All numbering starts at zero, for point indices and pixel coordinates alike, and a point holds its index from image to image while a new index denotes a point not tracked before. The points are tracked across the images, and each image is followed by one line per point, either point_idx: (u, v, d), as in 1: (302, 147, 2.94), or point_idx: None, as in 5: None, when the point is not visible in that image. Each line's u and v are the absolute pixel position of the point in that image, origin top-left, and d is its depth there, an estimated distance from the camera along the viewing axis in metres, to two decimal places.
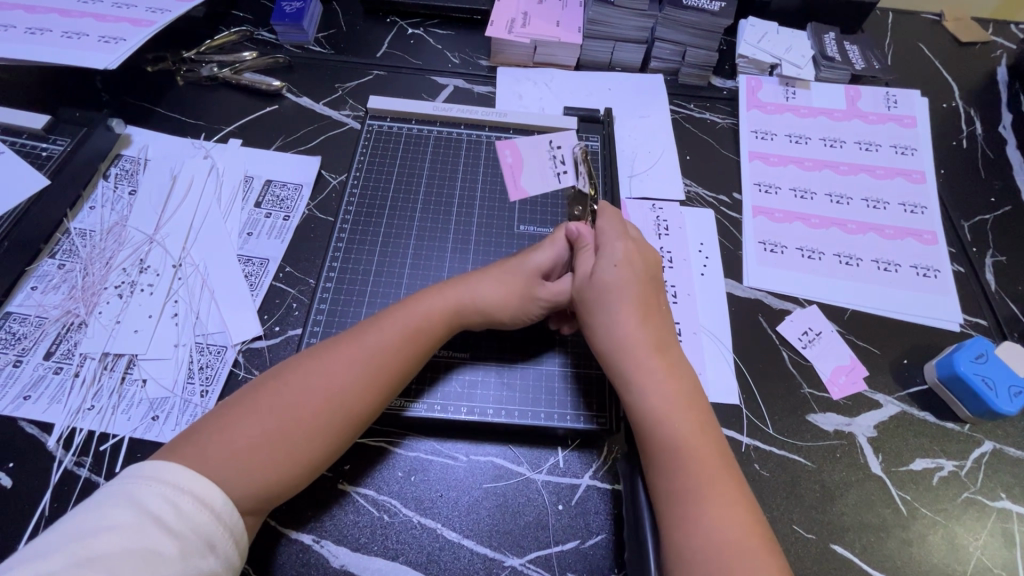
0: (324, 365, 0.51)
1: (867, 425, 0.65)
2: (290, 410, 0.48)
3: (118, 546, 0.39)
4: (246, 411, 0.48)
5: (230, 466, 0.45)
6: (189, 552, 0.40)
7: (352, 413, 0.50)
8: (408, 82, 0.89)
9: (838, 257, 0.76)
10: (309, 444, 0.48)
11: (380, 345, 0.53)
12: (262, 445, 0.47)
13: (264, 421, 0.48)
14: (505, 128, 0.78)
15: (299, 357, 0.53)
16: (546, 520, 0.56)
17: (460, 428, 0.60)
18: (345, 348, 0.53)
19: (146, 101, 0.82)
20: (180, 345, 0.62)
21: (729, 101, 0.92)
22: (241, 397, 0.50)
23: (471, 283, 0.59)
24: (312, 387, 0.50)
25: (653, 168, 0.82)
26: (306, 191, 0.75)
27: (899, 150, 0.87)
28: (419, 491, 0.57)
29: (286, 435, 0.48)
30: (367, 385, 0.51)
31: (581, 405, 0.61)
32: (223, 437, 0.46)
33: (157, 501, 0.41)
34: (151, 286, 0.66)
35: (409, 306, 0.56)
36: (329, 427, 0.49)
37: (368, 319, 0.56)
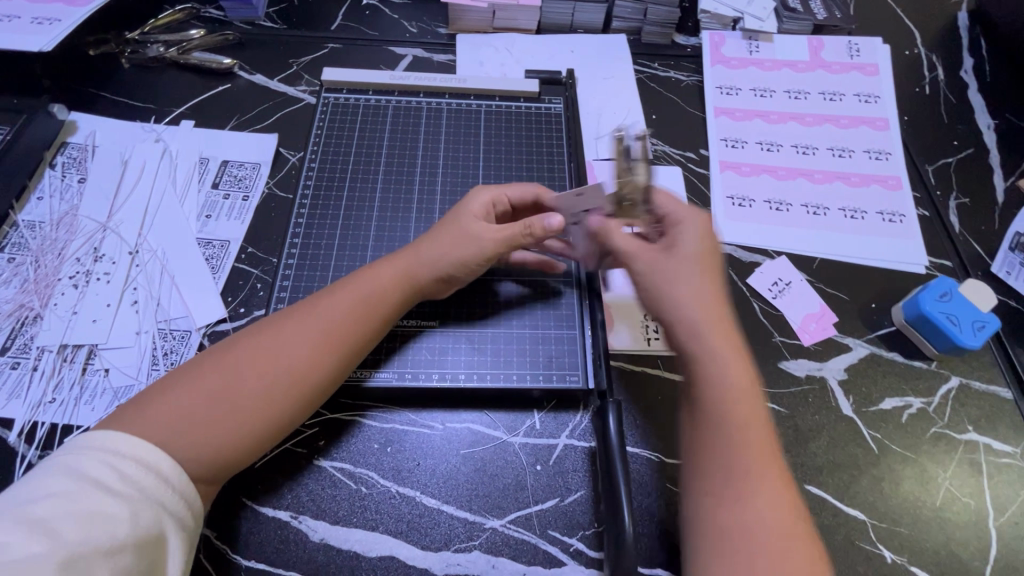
0: (273, 335, 0.52)
1: (838, 368, 0.65)
2: (239, 381, 0.50)
3: (61, 509, 0.40)
4: (195, 379, 0.49)
5: (171, 429, 0.46)
6: (138, 514, 0.42)
7: (304, 386, 0.52)
8: (365, 54, 0.87)
9: (806, 207, 0.76)
10: (259, 413, 0.50)
11: (333, 317, 0.54)
12: (212, 414, 0.48)
13: (205, 388, 0.49)
14: (465, 95, 0.76)
15: (250, 329, 0.54)
16: (524, 481, 0.56)
17: (434, 397, 0.60)
18: (298, 321, 0.53)
19: (91, 86, 0.79)
20: (142, 332, 0.61)
21: (694, 59, 0.91)
22: (190, 365, 0.51)
23: (420, 247, 0.59)
24: (264, 360, 0.51)
25: (618, 128, 0.81)
26: (266, 169, 0.73)
27: (863, 98, 0.87)
28: (396, 462, 0.57)
29: (227, 402, 0.49)
30: (318, 357, 0.52)
31: (554, 366, 0.60)
32: (170, 403, 0.48)
33: (98, 467, 0.43)
34: (108, 274, 0.64)
35: (365, 277, 0.57)
36: (280, 399, 0.50)
37: (323, 291, 0.57)
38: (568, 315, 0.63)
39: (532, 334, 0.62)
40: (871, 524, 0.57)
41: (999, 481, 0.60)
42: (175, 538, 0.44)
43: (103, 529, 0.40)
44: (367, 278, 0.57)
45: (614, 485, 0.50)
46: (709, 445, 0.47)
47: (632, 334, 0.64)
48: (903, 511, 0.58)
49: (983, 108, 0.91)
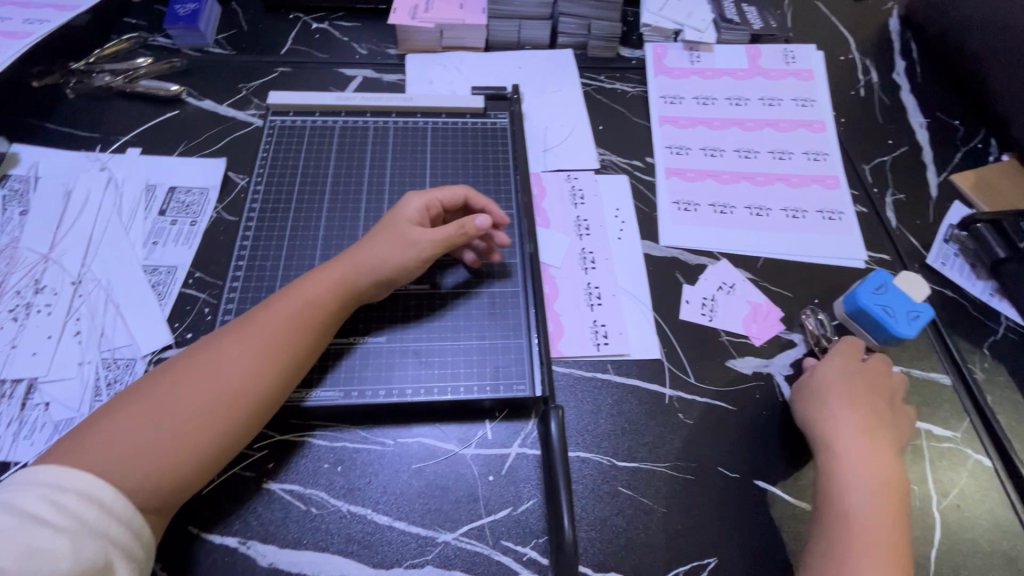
0: (210, 354, 0.52)
1: (783, 363, 0.67)
2: (184, 401, 0.50)
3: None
4: (137, 405, 0.49)
5: (110, 458, 0.46)
6: (79, 548, 0.41)
7: (251, 398, 0.52)
8: (315, 77, 0.88)
9: (749, 208, 0.79)
10: (207, 431, 0.50)
11: (274, 328, 0.54)
12: (159, 436, 0.48)
13: (144, 414, 0.49)
14: (412, 112, 0.77)
15: (192, 349, 0.54)
16: (476, 493, 0.56)
17: (385, 413, 0.60)
18: (240, 335, 0.54)
19: (34, 117, 0.78)
20: (85, 363, 0.60)
21: (638, 70, 0.94)
22: (133, 391, 0.51)
23: (355, 253, 0.60)
24: (203, 379, 0.51)
25: (566, 140, 0.83)
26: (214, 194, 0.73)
27: (800, 102, 0.90)
28: (347, 480, 0.56)
29: (167, 425, 0.49)
30: (262, 367, 0.53)
31: (501, 375, 0.60)
32: (114, 431, 0.47)
33: (37, 503, 0.42)
34: (49, 306, 0.63)
35: (305, 287, 0.58)
36: (227, 414, 0.50)
37: (264, 304, 0.57)
38: (517, 324, 0.64)
39: (481, 345, 0.62)
40: None
41: (941, 465, 0.62)
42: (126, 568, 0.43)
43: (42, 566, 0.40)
44: (303, 289, 0.57)
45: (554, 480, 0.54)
46: (841, 555, 0.50)
47: (581, 340, 0.66)
48: None
49: (915, 107, 0.95)
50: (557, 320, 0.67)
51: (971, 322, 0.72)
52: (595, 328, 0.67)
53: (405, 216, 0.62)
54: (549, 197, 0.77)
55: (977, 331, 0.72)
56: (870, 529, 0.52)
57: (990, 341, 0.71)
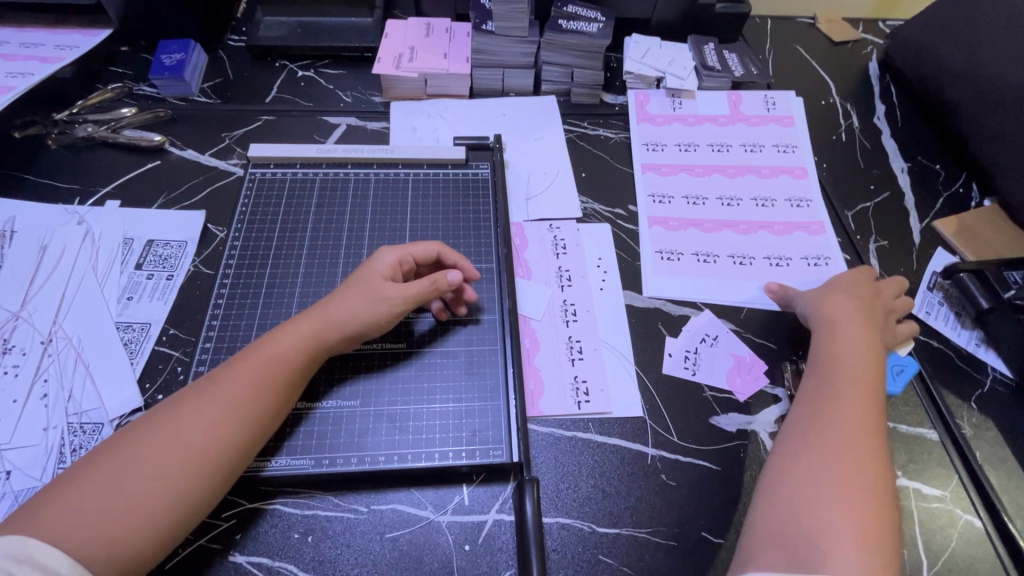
0: (176, 414, 0.51)
1: (767, 420, 0.66)
2: (147, 465, 0.48)
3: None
4: (101, 470, 0.48)
5: (70, 527, 0.44)
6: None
7: (219, 457, 0.50)
8: (299, 125, 0.88)
9: (732, 257, 0.79)
10: (175, 495, 0.48)
11: (243, 384, 0.53)
12: (125, 500, 0.46)
13: (105, 479, 0.47)
14: (394, 163, 0.78)
15: (158, 409, 0.52)
16: (451, 564, 0.54)
17: (359, 478, 0.58)
18: (208, 393, 0.53)
19: (14, 169, 0.78)
20: (50, 428, 0.58)
21: (621, 116, 0.95)
22: (97, 455, 0.49)
23: (327, 306, 0.59)
24: (166, 440, 0.49)
25: (548, 188, 0.83)
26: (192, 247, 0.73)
27: (781, 148, 0.91)
28: (318, 552, 0.54)
29: (130, 489, 0.47)
30: (230, 425, 0.51)
31: (478, 439, 0.59)
32: (77, 500, 0.46)
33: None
34: (17, 367, 0.62)
35: (275, 341, 0.57)
36: (195, 473, 0.49)
37: (233, 359, 0.56)
38: (496, 383, 0.63)
39: (459, 406, 0.61)
40: None
41: (932, 527, 0.60)
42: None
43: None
44: (272, 342, 0.56)
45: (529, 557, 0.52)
46: (819, 437, 0.56)
47: (562, 398, 0.65)
48: None
49: (896, 152, 0.96)
50: (538, 377, 0.66)
51: (958, 375, 0.71)
52: (576, 384, 0.66)
53: (376, 268, 0.62)
54: (530, 248, 0.77)
55: (964, 384, 0.71)
56: (846, 418, 0.57)
57: (978, 394, 0.70)
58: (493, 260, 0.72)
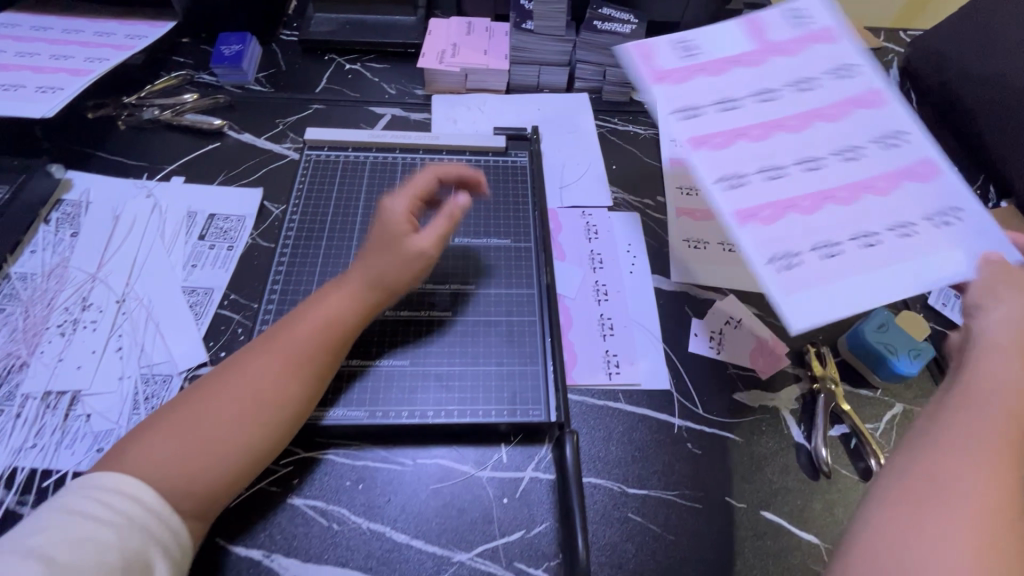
0: (241, 367, 0.56)
1: (788, 398, 0.69)
2: (216, 411, 0.52)
3: (49, 538, 0.42)
4: (177, 416, 0.52)
5: (150, 463, 0.49)
6: (125, 542, 0.44)
7: (283, 404, 0.55)
8: (347, 114, 0.94)
9: (775, 259, 0.53)
10: (241, 439, 0.52)
11: (297, 339, 0.57)
12: (202, 441, 0.51)
13: (179, 423, 0.52)
14: (439, 149, 0.83)
15: (223, 365, 0.57)
16: (491, 514, 0.59)
17: (405, 434, 0.62)
18: (267, 348, 0.57)
19: (87, 146, 0.84)
20: (125, 378, 0.63)
21: (650, 114, 0.99)
22: (172, 405, 0.54)
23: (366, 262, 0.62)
24: (232, 390, 0.54)
25: (581, 178, 0.88)
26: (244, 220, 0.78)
27: (840, 72, 0.63)
28: (368, 498, 0.59)
29: (202, 433, 0.51)
30: (286, 376, 0.56)
31: (518, 400, 0.63)
32: (160, 440, 0.50)
33: (87, 501, 0.45)
34: (94, 323, 0.67)
35: (324, 302, 0.60)
36: (262, 419, 0.54)
37: (285, 321, 0.60)
38: (533, 352, 0.67)
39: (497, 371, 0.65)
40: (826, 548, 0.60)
41: None
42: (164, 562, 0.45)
43: (97, 553, 0.42)
44: (323, 301, 0.60)
45: (571, 511, 0.56)
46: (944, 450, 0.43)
47: (593, 368, 0.69)
48: None
49: None
50: (573, 349, 0.70)
51: None
52: (607, 356, 0.70)
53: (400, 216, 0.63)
54: (564, 233, 0.81)
55: None
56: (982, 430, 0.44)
57: None
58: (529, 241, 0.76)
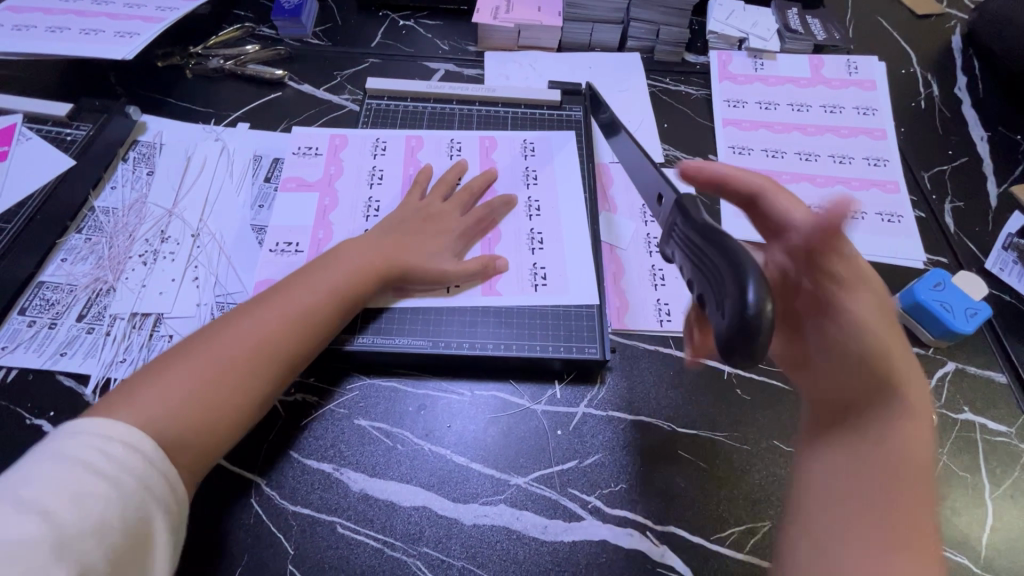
0: (255, 316, 0.57)
1: None
2: (229, 358, 0.54)
3: (48, 493, 0.41)
4: (195, 358, 0.53)
5: (158, 406, 0.50)
6: (127, 499, 0.43)
7: (273, 361, 0.56)
8: (402, 68, 0.95)
9: (534, 250, 0.71)
10: (248, 392, 0.54)
11: (310, 298, 0.59)
12: (192, 393, 0.51)
13: (193, 366, 0.53)
14: (494, 102, 0.85)
15: (213, 321, 0.57)
16: (546, 444, 0.61)
17: (464, 367, 0.65)
18: (281, 301, 0.58)
19: (158, 92, 0.88)
20: (202, 304, 0.67)
21: (702, 74, 0.98)
22: (164, 356, 0.54)
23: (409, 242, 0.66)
24: (245, 338, 0.55)
25: (633, 135, 0.88)
26: (332, 138, 0.80)
27: (776, 154, 0.88)
28: (429, 423, 0.62)
29: (215, 379, 0.53)
30: (298, 334, 0.57)
31: (574, 338, 0.65)
32: (155, 388, 0.51)
33: (91, 452, 0.44)
34: (172, 253, 0.71)
35: (337, 267, 0.62)
36: (252, 374, 0.54)
37: (280, 284, 0.61)
38: (590, 292, 0.68)
39: (471, 288, 0.68)
40: None
41: (994, 457, 0.64)
42: (163, 518, 0.45)
43: (95, 514, 0.42)
44: (334, 266, 0.62)
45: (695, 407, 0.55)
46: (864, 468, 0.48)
47: (520, 282, 0.69)
48: None
49: (976, 121, 0.97)
50: (496, 262, 0.70)
51: None
52: (534, 270, 0.70)
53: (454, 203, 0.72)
54: (616, 185, 0.81)
55: None
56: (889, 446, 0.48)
57: None
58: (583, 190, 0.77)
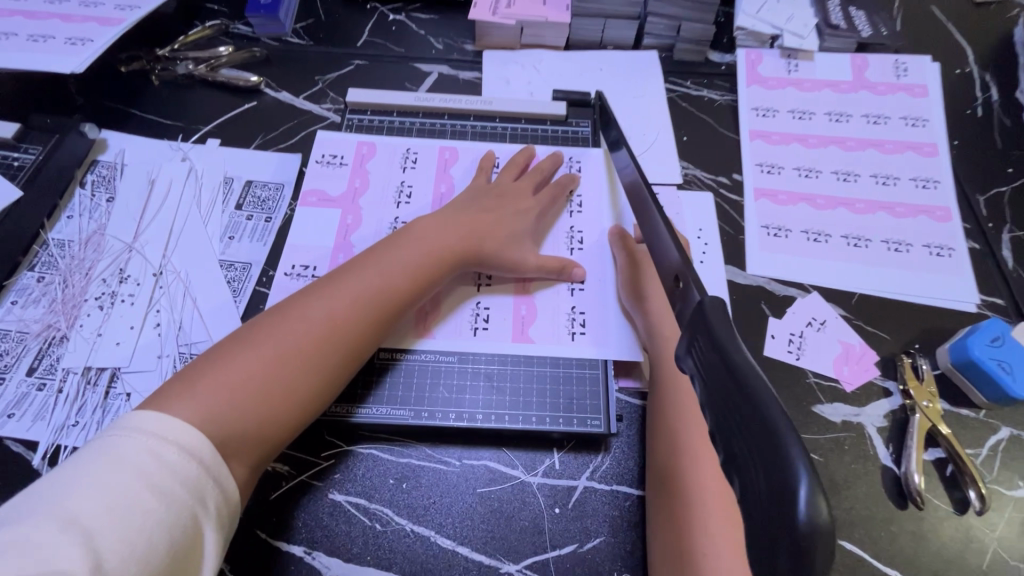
0: (319, 301, 0.55)
1: (876, 415, 0.62)
2: (293, 343, 0.52)
3: (97, 504, 0.39)
4: (261, 344, 0.51)
5: (225, 394, 0.48)
6: (176, 517, 0.41)
7: (339, 350, 0.53)
8: (390, 71, 0.85)
9: (573, 288, 0.65)
10: (313, 378, 0.52)
11: (374, 281, 0.57)
12: (253, 382, 0.49)
13: (260, 351, 0.51)
14: (491, 117, 0.76)
15: (279, 304, 0.55)
16: (542, 524, 0.55)
17: (452, 434, 0.58)
18: (346, 284, 0.56)
19: (122, 102, 0.79)
20: (164, 356, 0.61)
21: (728, 77, 0.87)
22: (230, 340, 0.52)
23: (476, 228, 0.63)
24: (310, 322, 0.53)
25: (648, 151, 0.79)
26: (359, 146, 0.72)
27: (841, 176, 0.77)
28: (412, 499, 0.55)
29: (283, 363, 0.51)
30: (363, 317, 0.55)
31: (575, 408, 0.59)
32: (219, 376, 0.49)
33: (141, 455, 0.42)
34: (132, 296, 0.64)
35: (401, 250, 0.59)
36: (315, 359, 0.52)
37: (347, 266, 0.59)
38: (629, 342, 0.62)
39: (501, 333, 0.62)
40: None
41: None
42: (213, 531, 0.44)
43: (139, 538, 0.39)
44: (398, 249, 0.60)
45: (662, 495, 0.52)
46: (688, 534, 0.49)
47: (554, 329, 0.63)
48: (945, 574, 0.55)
49: None
50: (531, 304, 0.64)
51: None
52: (572, 315, 0.63)
53: (519, 200, 0.67)
54: None
55: None
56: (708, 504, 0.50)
57: None
58: (607, 223, 0.69)
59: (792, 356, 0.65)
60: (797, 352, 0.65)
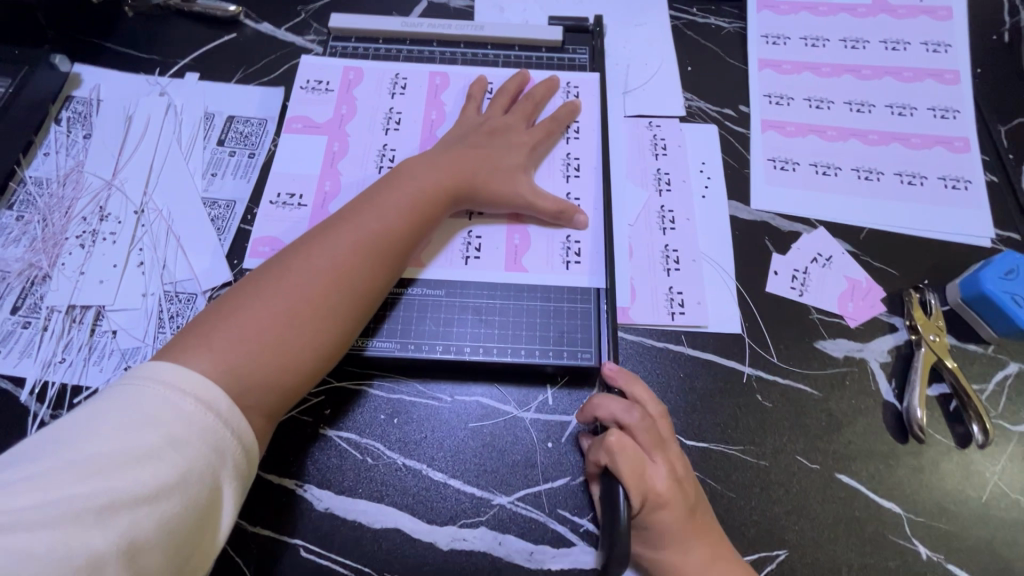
0: (321, 251, 0.51)
1: (880, 350, 0.60)
2: (301, 295, 0.49)
3: (112, 447, 0.37)
4: (263, 297, 0.48)
5: (236, 351, 0.45)
6: (190, 463, 0.39)
7: (348, 299, 0.51)
8: (376, 0, 0.80)
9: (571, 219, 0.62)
10: (326, 330, 0.49)
11: (378, 228, 0.54)
12: (267, 337, 0.46)
13: (266, 307, 0.47)
14: (483, 44, 0.72)
15: (275, 258, 0.52)
16: (534, 459, 0.54)
17: (440, 368, 0.57)
18: (345, 231, 0.53)
19: (94, 35, 0.75)
20: (149, 294, 0.60)
21: (737, 2, 0.81)
22: (231, 298, 0.49)
23: (474, 164, 0.60)
24: (315, 272, 0.50)
25: (650, 81, 0.74)
26: (344, 72, 0.68)
27: (855, 106, 0.73)
28: (403, 434, 0.55)
29: (294, 316, 0.48)
30: (369, 266, 0.52)
31: (566, 340, 0.57)
32: (229, 331, 0.46)
33: (158, 403, 0.40)
34: (114, 234, 0.63)
35: (400, 194, 0.56)
36: (327, 307, 0.49)
37: (342, 213, 0.55)
38: None
39: (494, 262, 0.60)
40: (907, 518, 0.53)
41: None
42: (231, 483, 0.41)
43: (154, 483, 0.37)
44: (395, 192, 0.56)
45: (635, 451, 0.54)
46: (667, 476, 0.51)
47: (549, 258, 0.60)
48: (943, 506, 0.54)
49: None
50: (524, 233, 0.62)
51: None
52: (567, 244, 0.61)
53: (512, 129, 0.64)
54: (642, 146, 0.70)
55: None
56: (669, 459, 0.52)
57: None
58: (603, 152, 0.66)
59: (796, 292, 0.62)
60: (802, 289, 0.63)
